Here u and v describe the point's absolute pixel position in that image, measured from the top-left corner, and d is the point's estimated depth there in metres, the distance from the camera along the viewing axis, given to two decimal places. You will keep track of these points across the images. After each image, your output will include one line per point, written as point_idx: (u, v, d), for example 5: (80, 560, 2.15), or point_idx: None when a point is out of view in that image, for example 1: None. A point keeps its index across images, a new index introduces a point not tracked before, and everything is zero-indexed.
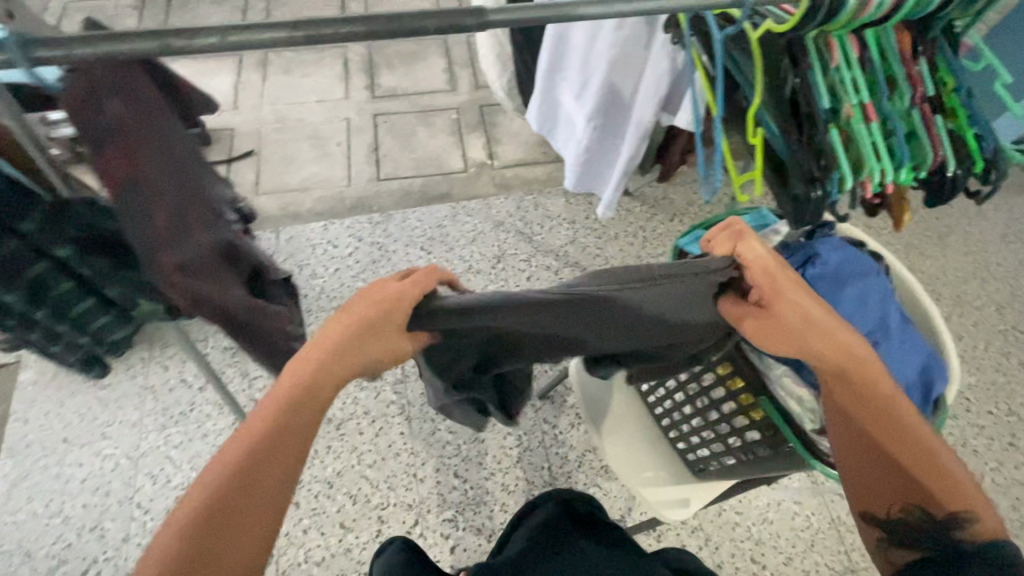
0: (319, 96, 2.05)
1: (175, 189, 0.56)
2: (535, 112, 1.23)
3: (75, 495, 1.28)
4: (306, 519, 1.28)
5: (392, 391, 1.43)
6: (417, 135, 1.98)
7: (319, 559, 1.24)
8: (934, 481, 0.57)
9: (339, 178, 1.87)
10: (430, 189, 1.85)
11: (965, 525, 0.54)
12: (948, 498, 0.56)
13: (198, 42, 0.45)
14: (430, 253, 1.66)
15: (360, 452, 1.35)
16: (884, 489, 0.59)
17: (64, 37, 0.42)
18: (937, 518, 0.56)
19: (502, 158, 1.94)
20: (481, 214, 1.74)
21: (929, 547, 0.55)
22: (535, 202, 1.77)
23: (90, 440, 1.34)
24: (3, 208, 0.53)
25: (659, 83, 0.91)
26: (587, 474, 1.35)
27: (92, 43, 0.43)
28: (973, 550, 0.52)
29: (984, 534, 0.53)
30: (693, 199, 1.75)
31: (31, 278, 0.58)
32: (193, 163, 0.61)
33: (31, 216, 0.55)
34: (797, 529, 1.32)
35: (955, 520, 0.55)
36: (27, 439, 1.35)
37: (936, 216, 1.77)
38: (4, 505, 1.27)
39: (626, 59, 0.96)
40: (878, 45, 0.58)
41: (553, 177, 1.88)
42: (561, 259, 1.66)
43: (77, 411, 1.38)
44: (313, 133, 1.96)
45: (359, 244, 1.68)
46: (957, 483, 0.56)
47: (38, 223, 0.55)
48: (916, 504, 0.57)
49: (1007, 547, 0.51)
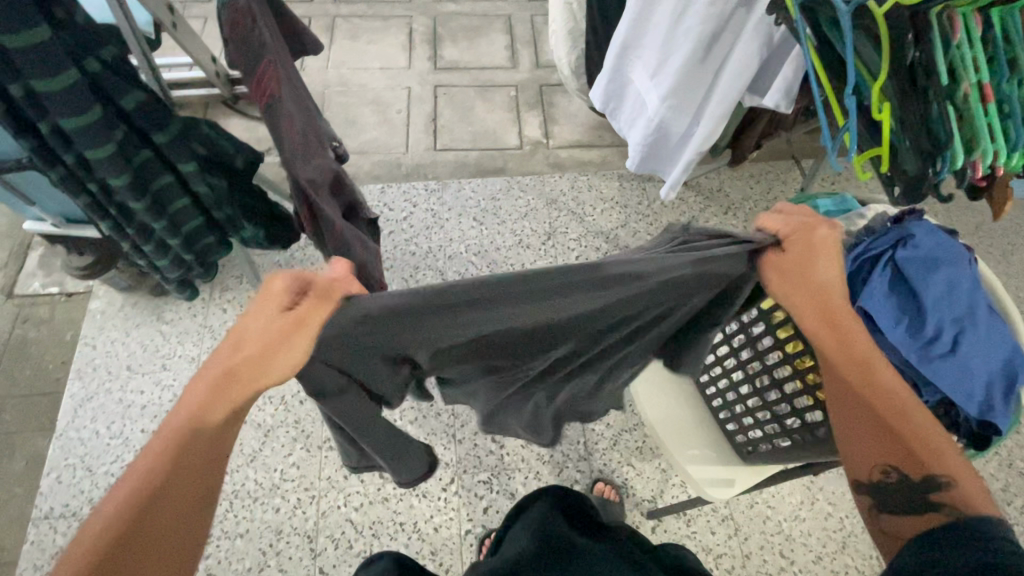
0: (383, 64, 2.09)
1: (298, 114, 0.59)
2: (601, 90, 1.23)
3: (134, 420, 1.35)
4: (348, 466, 1.32)
5: None
6: (476, 109, 2.00)
7: (357, 504, 1.28)
8: (918, 448, 0.58)
9: (397, 144, 1.90)
10: (485, 163, 1.87)
11: (942, 489, 0.55)
12: (931, 466, 0.57)
13: None
14: (482, 224, 1.68)
15: (403, 408, 1.39)
16: (874, 452, 0.60)
17: None
18: (914, 481, 0.57)
19: (557, 138, 1.94)
20: (535, 190, 1.75)
21: (908, 508, 0.57)
22: (588, 183, 1.78)
23: (151, 370, 1.41)
24: (147, 118, 0.62)
25: (751, 63, 0.91)
26: (621, 453, 1.37)
27: None
28: (953, 515, 0.53)
29: (959, 500, 0.54)
30: (749, 193, 1.73)
31: (157, 188, 0.67)
32: (302, 98, 0.64)
33: (165, 130, 0.64)
34: (829, 530, 1.31)
35: (932, 485, 0.56)
36: (94, 362, 1.42)
37: (1002, 233, 1.72)
38: (70, 421, 1.35)
39: (715, 38, 0.95)
40: (1001, 26, 0.57)
41: (607, 161, 1.88)
42: (611, 242, 1.66)
43: (141, 342, 1.45)
44: (375, 99, 2.00)
45: (414, 209, 1.69)
46: (939, 454, 0.57)
47: (170, 137, 0.65)
48: (899, 468, 0.58)
49: (979, 514, 0.51)
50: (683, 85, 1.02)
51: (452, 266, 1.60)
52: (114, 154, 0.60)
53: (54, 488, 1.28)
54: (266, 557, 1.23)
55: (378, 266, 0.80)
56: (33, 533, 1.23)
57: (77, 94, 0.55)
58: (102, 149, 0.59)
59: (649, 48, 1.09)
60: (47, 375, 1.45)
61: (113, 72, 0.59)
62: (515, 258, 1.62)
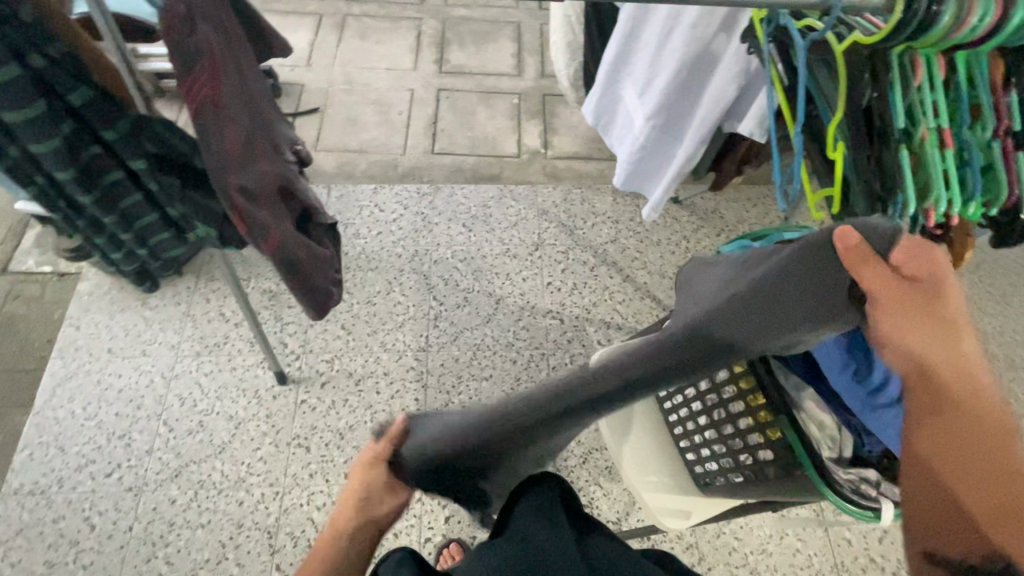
0: (389, 64, 2.10)
1: (243, 121, 0.62)
2: (592, 105, 1.22)
3: (110, 403, 1.37)
4: (314, 464, 1.32)
5: (414, 356, 1.47)
6: (477, 114, 2.00)
7: (320, 504, 1.28)
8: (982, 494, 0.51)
9: (396, 145, 1.91)
10: (481, 169, 1.88)
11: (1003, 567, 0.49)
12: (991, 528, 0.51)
13: None
14: (472, 231, 1.67)
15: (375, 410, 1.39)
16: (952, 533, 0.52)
17: None
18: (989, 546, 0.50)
19: (556, 149, 1.94)
20: (527, 200, 1.74)
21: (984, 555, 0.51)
22: (582, 196, 1.77)
23: (131, 355, 1.43)
24: (99, 113, 0.66)
25: (729, 88, 0.90)
26: (590, 472, 1.35)
27: None
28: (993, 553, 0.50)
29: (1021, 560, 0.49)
30: (744, 217, 1.71)
31: (109, 182, 0.71)
32: (252, 101, 0.66)
33: (115, 127, 0.67)
34: (796, 566, 1.28)
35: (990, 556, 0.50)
36: (77, 342, 1.44)
37: (1003, 273, 1.68)
38: (48, 400, 1.37)
39: (697, 61, 0.94)
40: (968, 70, 0.55)
41: (605, 175, 1.86)
42: (599, 256, 1.65)
43: (123, 326, 1.47)
44: (377, 99, 2.02)
45: (404, 211, 1.69)
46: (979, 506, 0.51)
47: (118, 134, 0.68)
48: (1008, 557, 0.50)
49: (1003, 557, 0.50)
50: (667, 104, 1.01)
51: (436, 271, 1.60)
52: (58, 148, 0.63)
53: (25, 464, 1.30)
54: (225, 550, 1.23)
55: (337, 269, 0.86)
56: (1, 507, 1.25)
57: (21, 90, 0.58)
58: (47, 143, 0.62)
59: (637, 66, 1.08)
60: (31, 352, 1.48)
61: (64, 69, 0.63)
62: (500, 267, 1.61)
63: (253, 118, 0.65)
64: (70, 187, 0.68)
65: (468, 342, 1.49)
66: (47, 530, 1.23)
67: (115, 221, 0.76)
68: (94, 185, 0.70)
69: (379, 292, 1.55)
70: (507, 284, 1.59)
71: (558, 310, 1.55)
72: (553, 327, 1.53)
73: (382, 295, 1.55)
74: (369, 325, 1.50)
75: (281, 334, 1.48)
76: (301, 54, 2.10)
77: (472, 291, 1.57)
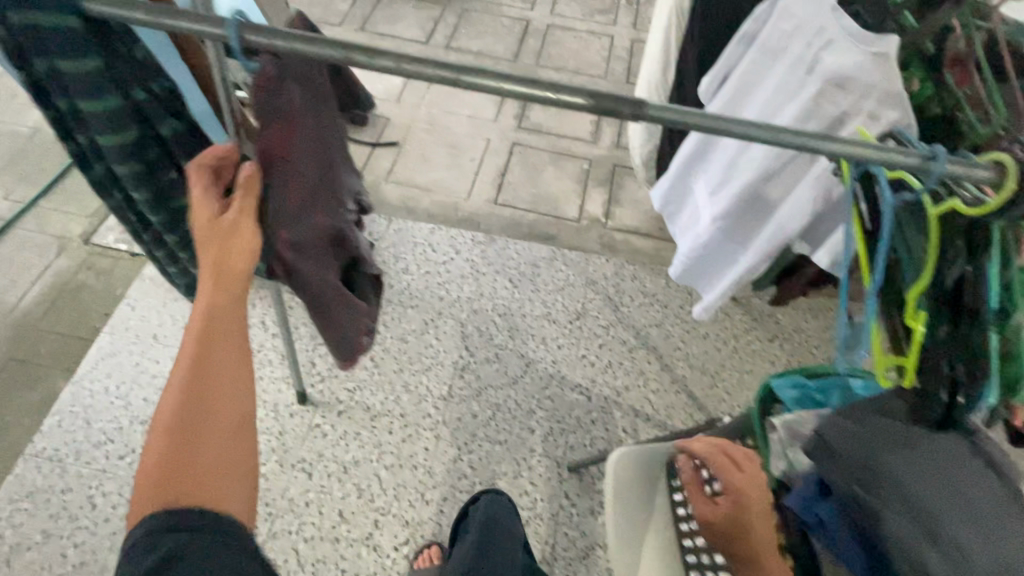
0: (471, 112, 2.19)
1: (310, 175, 0.72)
2: (661, 191, 1.21)
3: (142, 387, 1.43)
4: (312, 493, 1.32)
5: (433, 404, 1.45)
6: (545, 173, 2.04)
7: (308, 536, 1.27)
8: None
9: (462, 190, 1.97)
10: (538, 227, 1.89)
11: None
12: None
13: (377, 62, 0.57)
14: (516, 288, 1.66)
15: (382, 450, 1.38)
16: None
17: (273, 31, 0.56)
18: None
19: (617, 221, 1.93)
20: (578, 267, 1.72)
21: None
22: (633, 273, 1.73)
23: (172, 344, 1.50)
24: (184, 144, 0.75)
25: (807, 210, 0.84)
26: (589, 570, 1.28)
27: (290, 40, 0.56)
28: None
29: None
30: (799, 328, 1.63)
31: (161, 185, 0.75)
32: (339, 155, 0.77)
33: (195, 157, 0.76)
34: None
35: None
36: (129, 322, 1.53)
37: None
38: (91, 372, 1.45)
39: (777, 171, 0.90)
40: None
41: (661, 255, 1.82)
42: (640, 339, 1.60)
43: (173, 315, 1.55)
44: (453, 142, 2.09)
45: (456, 255, 1.71)
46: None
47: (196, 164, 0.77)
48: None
49: None
50: (732, 211, 0.98)
51: (474, 320, 1.59)
52: (138, 169, 0.70)
53: (54, 430, 1.37)
54: None
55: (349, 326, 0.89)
56: (21, 466, 1.32)
57: (117, 116, 0.65)
58: (116, 136, 0.66)
59: (716, 164, 1.06)
60: (88, 322, 1.58)
61: (160, 102, 0.70)
62: (537, 329, 1.59)
63: (331, 177, 0.76)
64: (144, 208, 0.76)
65: (490, 401, 1.46)
66: (52, 500, 1.28)
67: (174, 235, 0.81)
68: (163, 206, 0.76)
69: (413, 331, 1.56)
70: (540, 348, 1.56)
71: (587, 386, 1.51)
72: (579, 403, 1.48)
73: (415, 334, 1.56)
74: (397, 361, 1.51)
75: (311, 353, 1.51)
76: (393, 90, 2.22)
77: (504, 348, 1.55)
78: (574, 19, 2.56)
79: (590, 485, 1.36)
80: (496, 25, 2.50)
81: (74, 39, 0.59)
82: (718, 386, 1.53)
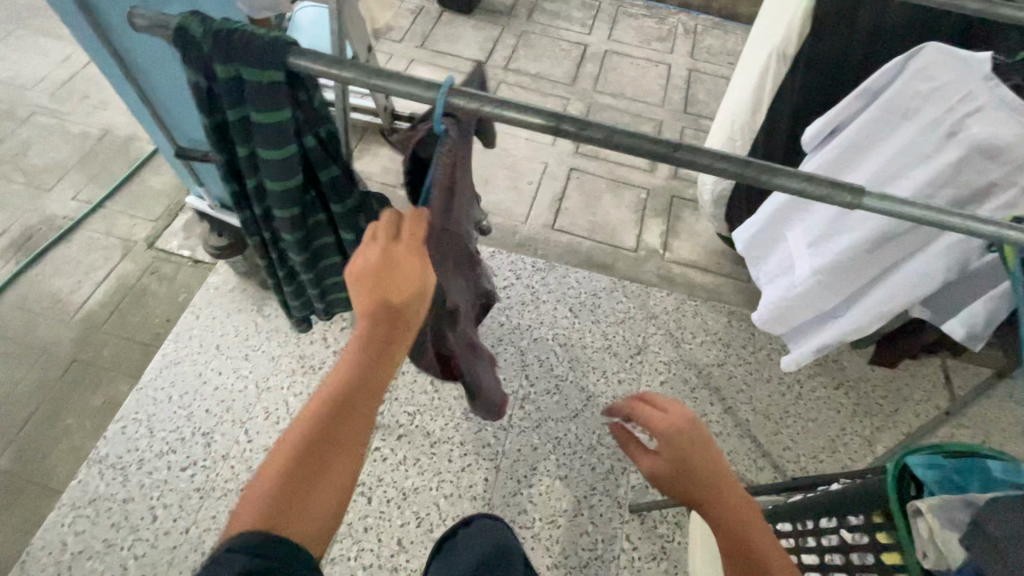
0: (529, 135, 2.18)
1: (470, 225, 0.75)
2: (744, 235, 1.19)
3: (204, 398, 1.44)
4: (371, 519, 1.30)
5: (492, 434, 1.43)
6: (602, 201, 2.02)
7: (366, 563, 1.25)
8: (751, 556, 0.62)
9: (519, 213, 1.96)
10: (595, 255, 1.87)
11: None
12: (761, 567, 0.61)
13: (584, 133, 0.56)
14: (577, 319, 1.64)
15: (442, 479, 1.36)
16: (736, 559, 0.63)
17: (485, 96, 0.56)
18: None
19: (674, 253, 1.90)
20: (638, 300, 1.70)
21: None
22: (694, 309, 1.71)
23: (234, 356, 1.51)
24: (335, 193, 0.74)
25: (941, 277, 0.84)
26: None
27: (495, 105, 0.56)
28: None
29: None
30: (865, 376, 1.59)
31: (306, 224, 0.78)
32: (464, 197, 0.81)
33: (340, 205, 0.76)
34: None
35: None
36: (192, 331, 1.54)
37: None
38: (155, 380, 1.46)
39: (899, 234, 0.88)
40: None
41: (721, 292, 1.79)
42: (702, 378, 1.57)
43: (235, 327, 1.56)
44: (511, 165, 2.09)
45: (516, 281, 1.71)
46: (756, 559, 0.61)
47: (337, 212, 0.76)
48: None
49: None
50: (840, 267, 0.96)
51: (534, 349, 1.58)
52: (293, 216, 0.72)
53: (116, 437, 1.37)
54: None
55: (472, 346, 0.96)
56: (84, 472, 1.32)
57: (287, 167, 0.66)
58: (283, 182, 0.67)
59: (816, 216, 1.03)
60: (150, 327, 1.59)
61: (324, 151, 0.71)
62: (597, 362, 1.57)
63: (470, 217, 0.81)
64: (288, 246, 0.78)
65: (550, 433, 1.44)
66: (114, 508, 1.28)
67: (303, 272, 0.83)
68: (303, 248, 0.79)
69: None
70: (601, 382, 1.53)
71: None
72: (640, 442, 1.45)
73: None
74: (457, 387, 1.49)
75: None
76: None
77: (564, 380, 1.53)
78: (631, 46, 2.56)
79: (652, 528, 1.33)
80: (554, 48, 2.51)
81: (265, 96, 0.59)
82: (782, 432, 1.49)
